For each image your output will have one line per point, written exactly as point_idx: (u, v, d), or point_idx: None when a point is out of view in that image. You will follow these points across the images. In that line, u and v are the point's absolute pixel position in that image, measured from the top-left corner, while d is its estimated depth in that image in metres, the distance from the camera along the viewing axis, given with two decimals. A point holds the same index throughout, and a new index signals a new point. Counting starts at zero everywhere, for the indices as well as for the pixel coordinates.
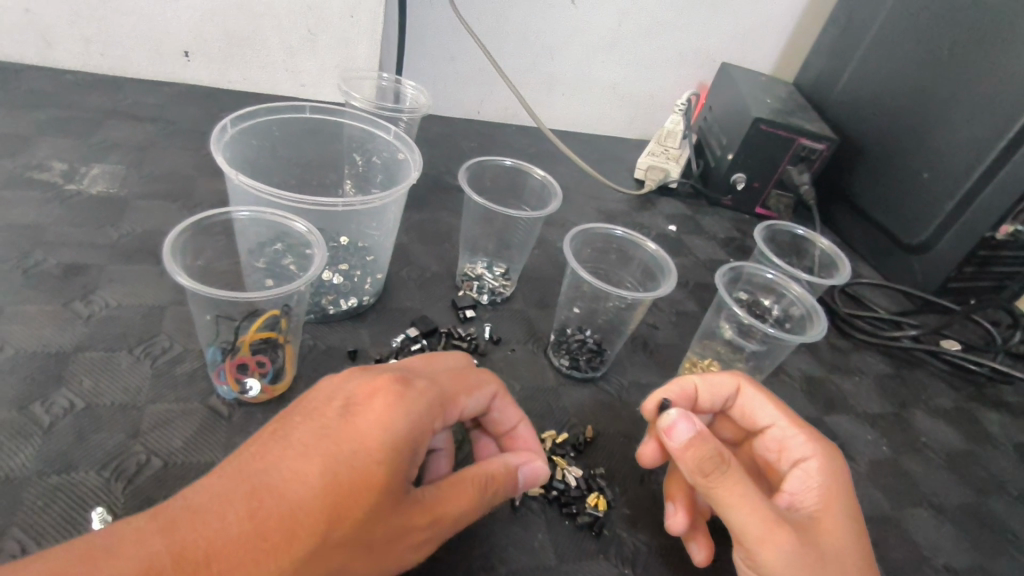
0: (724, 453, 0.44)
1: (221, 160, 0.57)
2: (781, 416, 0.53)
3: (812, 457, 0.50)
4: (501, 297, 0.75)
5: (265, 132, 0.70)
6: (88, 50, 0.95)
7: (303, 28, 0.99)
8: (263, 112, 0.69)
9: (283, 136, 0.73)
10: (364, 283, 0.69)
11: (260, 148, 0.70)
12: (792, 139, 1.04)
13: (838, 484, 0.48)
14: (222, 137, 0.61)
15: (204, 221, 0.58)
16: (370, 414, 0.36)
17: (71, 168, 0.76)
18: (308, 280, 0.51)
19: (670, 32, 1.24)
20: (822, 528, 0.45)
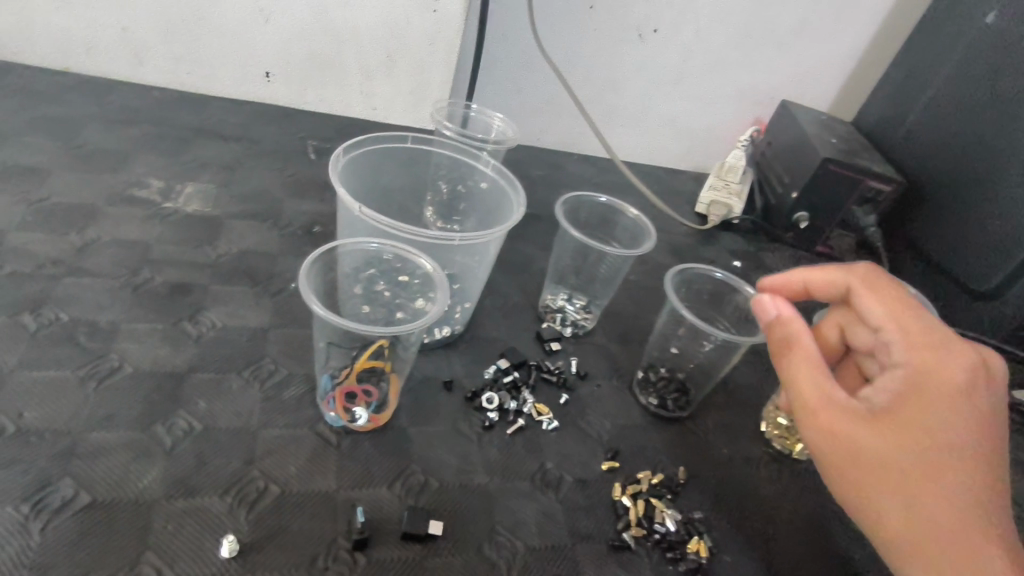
0: (790, 341, 0.44)
1: (342, 191, 0.59)
2: (887, 315, 0.42)
3: (907, 352, 0.40)
4: (583, 330, 0.76)
5: (368, 161, 0.71)
6: (176, 69, 0.97)
7: (382, 54, 1.00)
8: (369, 142, 0.71)
9: (383, 165, 0.74)
10: (455, 312, 0.68)
11: (363, 176, 0.71)
12: (858, 180, 1.04)
13: (932, 387, 0.38)
14: (337, 165, 0.63)
15: (329, 249, 0.58)
16: None
17: (168, 186, 0.77)
18: (441, 315, 0.53)
19: (732, 69, 1.25)
20: (877, 432, 0.38)
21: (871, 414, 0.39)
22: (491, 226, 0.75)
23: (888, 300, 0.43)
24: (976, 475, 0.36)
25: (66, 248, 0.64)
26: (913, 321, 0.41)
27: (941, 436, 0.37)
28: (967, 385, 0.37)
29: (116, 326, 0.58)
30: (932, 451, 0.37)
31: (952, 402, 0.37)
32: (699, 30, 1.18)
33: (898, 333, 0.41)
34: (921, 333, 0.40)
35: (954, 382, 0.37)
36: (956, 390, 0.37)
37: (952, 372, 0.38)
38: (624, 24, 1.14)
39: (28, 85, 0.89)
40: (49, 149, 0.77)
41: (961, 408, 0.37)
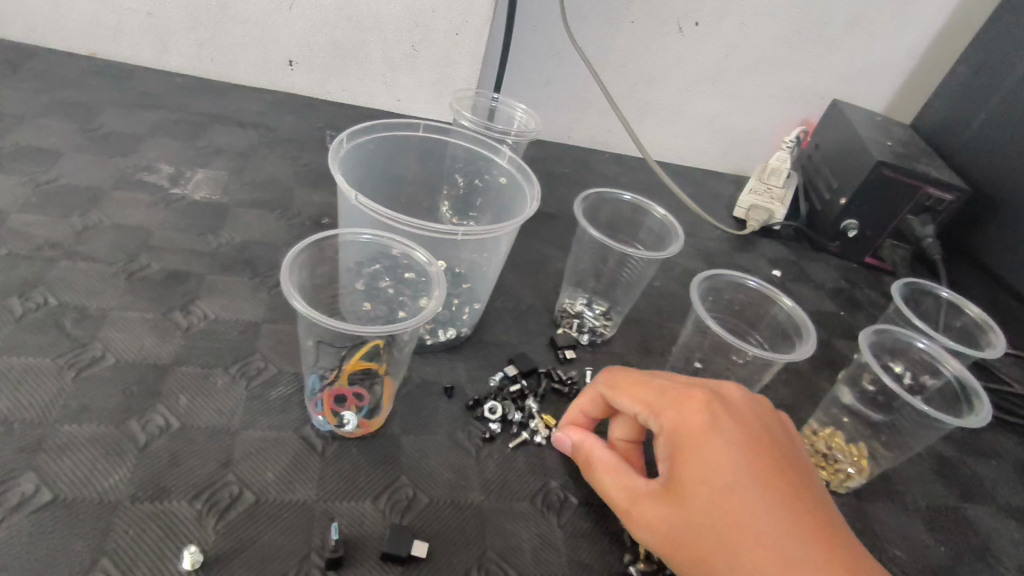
0: (592, 461, 0.47)
1: (341, 179, 0.55)
2: (632, 403, 0.45)
3: (660, 423, 0.43)
4: (601, 338, 0.70)
5: (377, 149, 0.67)
6: (199, 55, 0.96)
7: (406, 43, 0.97)
8: (379, 129, 0.67)
9: (395, 154, 0.71)
10: (462, 313, 0.64)
11: (371, 165, 0.67)
12: (917, 187, 0.95)
13: (693, 430, 0.41)
14: (339, 152, 0.59)
15: (322, 240, 0.54)
16: None
17: (177, 172, 0.75)
18: (435, 316, 0.48)
19: (778, 66, 1.17)
20: (675, 501, 0.39)
21: (663, 491, 0.40)
22: (506, 222, 0.70)
23: (630, 385, 0.46)
24: (767, 486, 0.38)
25: (66, 231, 0.62)
26: (657, 390, 0.44)
27: (727, 475, 0.38)
28: (716, 422, 0.41)
29: (105, 314, 0.55)
30: (722, 493, 0.38)
31: (713, 436, 0.40)
32: (744, 24, 1.11)
33: (647, 410, 0.44)
34: (670, 397, 0.43)
35: (706, 419, 0.41)
36: (708, 425, 0.41)
37: (698, 415, 0.41)
38: (662, 16, 1.07)
39: (52, 68, 0.89)
40: (63, 131, 0.76)
41: (723, 440, 0.40)
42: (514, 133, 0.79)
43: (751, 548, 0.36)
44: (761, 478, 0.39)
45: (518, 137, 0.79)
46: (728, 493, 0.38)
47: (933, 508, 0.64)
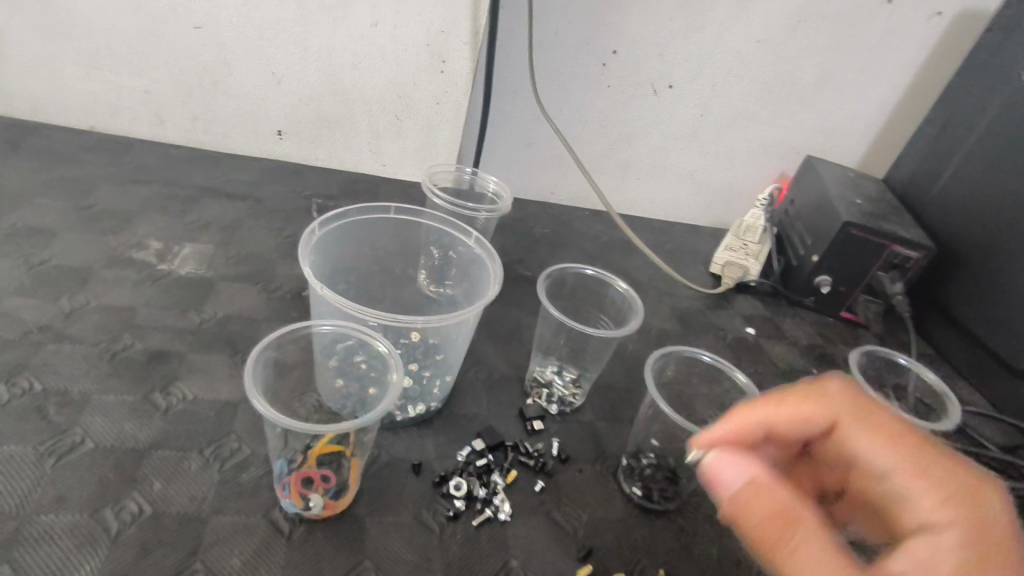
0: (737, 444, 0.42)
1: (308, 273, 0.56)
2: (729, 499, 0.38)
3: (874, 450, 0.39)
4: (570, 407, 0.72)
5: (350, 232, 0.69)
6: (192, 128, 1.01)
7: (390, 113, 1.02)
8: (351, 213, 0.68)
9: (367, 234, 0.72)
10: (432, 387, 0.67)
11: (342, 247, 0.69)
12: (884, 246, 0.98)
13: (940, 491, 0.35)
14: (309, 245, 0.60)
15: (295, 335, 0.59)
16: None
17: (165, 248, 0.79)
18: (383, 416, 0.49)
19: (752, 126, 1.21)
20: None
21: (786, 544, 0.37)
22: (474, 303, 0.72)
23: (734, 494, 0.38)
24: None
25: (55, 313, 0.66)
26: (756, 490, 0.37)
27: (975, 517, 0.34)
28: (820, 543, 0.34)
29: (87, 398, 0.58)
30: None
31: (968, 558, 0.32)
32: (716, 88, 1.16)
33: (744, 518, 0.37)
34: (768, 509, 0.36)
35: (950, 493, 0.35)
36: (934, 466, 0.37)
37: (786, 522, 0.35)
38: (637, 81, 1.13)
39: (52, 145, 0.93)
40: (58, 210, 0.80)
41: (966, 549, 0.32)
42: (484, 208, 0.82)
43: None
44: None
45: (490, 212, 0.82)
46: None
47: None
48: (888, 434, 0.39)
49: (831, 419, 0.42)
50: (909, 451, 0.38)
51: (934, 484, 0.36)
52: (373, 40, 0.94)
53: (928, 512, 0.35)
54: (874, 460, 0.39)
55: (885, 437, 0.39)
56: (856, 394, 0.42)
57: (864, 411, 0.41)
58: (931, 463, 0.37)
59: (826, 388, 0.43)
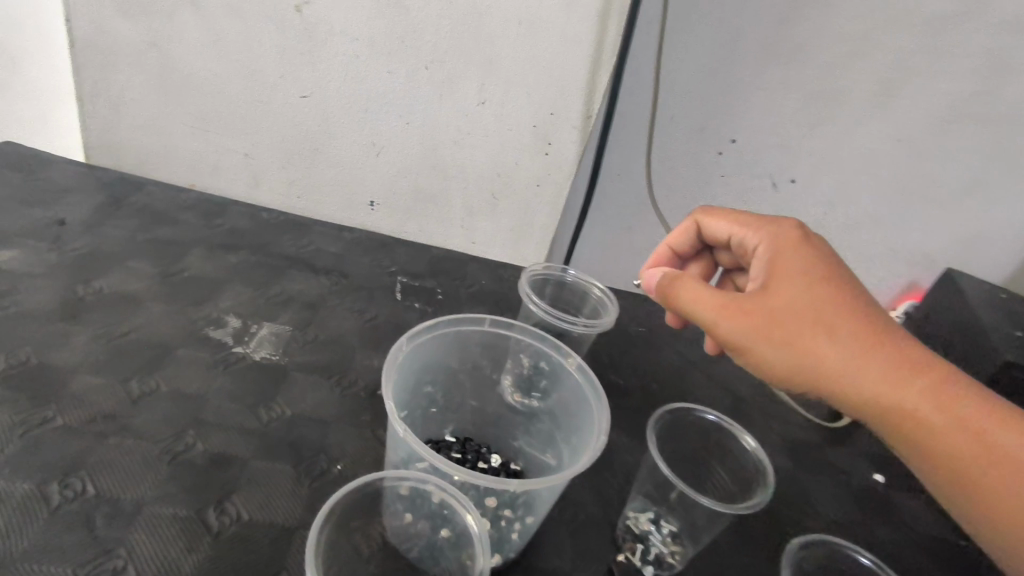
0: (680, 277, 0.56)
1: (392, 411, 0.48)
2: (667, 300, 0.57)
3: (748, 321, 0.51)
4: (668, 569, 0.60)
5: (437, 347, 0.61)
6: (288, 193, 0.99)
7: (487, 192, 0.97)
8: (439, 326, 0.60)
9: (455, 348, 0.64)
10: (511, 534, 0.57)
11: (427, 363, 0.61)
12: None
13: (839, 311, 0.49)
14: (392, 371, 0.52)
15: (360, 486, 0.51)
16: (909, 392, 0.47)
17: (243, 326, 0.75)
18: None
19: (883, 228, 1.08)
20: (784, 348, 0.50)
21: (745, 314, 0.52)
22: (575, 433, 0.59)
23: (682, 296, 0.56)
24: (826, 333, 0.49)
25: (123, 399, 0.62)
26: (697, 298, 0.54)
27: (839, 281, 0.51)
28: (750, 308, 0.52)
29: (138, 509, 0.53)
30: (817, 340, 0.49)
31: (879, 341, 0.49)
32: (845, 186, 1.04)
33: (708, 316, 0.53)
34: (715, 306, 0.53)
35: (854, 292, 0.51)
36: (800, 279, 0.52)
37: (717, 302, 0.53)
38: (754, 173, 1.04)
39: (153, 203, 0.93)
40: (146, 275, 0.78)
41: (882, 333, 0.49)
42: (580, 321, 0.73)
43: (844, 358, 0.48)
44: (824, 335, 0.49)
45: (590, 326, 0.73)
46: (762, 309, 0.51)
47: None
48: (755, 298, 0.52)
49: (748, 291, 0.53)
50: (772, 280, 0.53)
51: (831, 293, 0.50)
52: (478, 119, 0.90)
53: (842, 362, 0.48)
54: (724, 233, 0.66)
55: (790, 258, 0.54)
56: (699, 283, 0.56)
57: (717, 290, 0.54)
58: (752, 218, 0.63)
59: (690, 283, 0.56)
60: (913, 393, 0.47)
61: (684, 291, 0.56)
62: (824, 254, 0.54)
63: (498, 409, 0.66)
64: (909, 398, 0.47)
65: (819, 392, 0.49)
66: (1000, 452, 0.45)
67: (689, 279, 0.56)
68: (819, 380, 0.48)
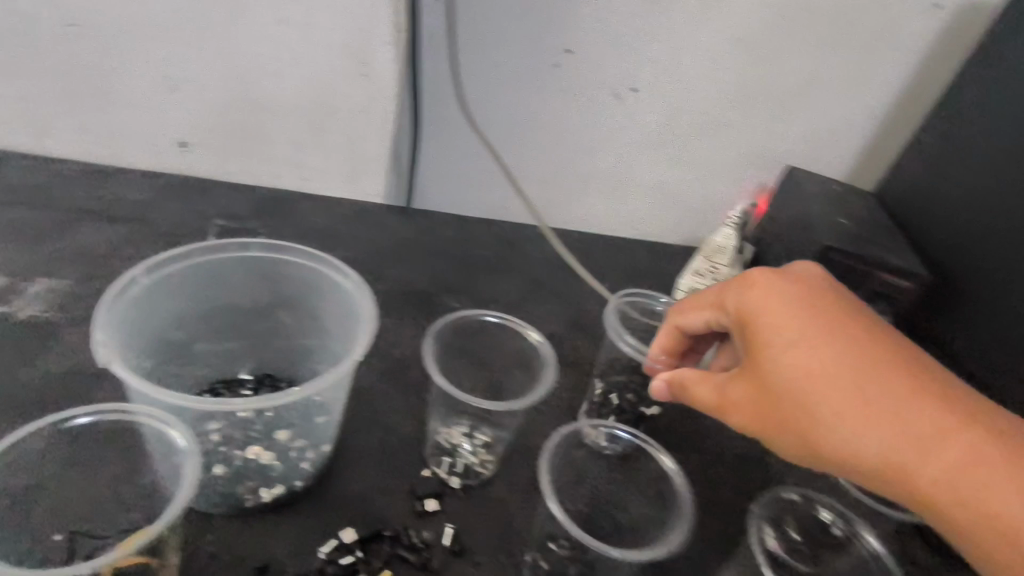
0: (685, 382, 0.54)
1: (96, 344, 0.44)
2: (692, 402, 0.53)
3: (750, 414, 0.48)
4: (477, 479, 0.60)
5: (195, 277, 0.56)
6: (85, 141, 0.89)
7: (309, 122, 0.90)
8: (194, 253, 0.54)
9: (228, 278, 0.58)
10: (301, 463, 0.55)
11: (186, 295, 0.56)
12: (872, 273, 0.87)
13: (836, 378, 0.44)
14: (115, 304, 0.48)
15: (70, 426, 0.47)
16: (906, 429, 0.43)
17: (12, 285, 0.67)
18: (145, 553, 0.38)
19: (730, 133, 1.06)
20: (784, 423, 0.46)
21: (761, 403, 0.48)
22: (352, 342, 0.54)
23: (708, 402, 0.52)
24: (808, 398, 0.45)
25: None
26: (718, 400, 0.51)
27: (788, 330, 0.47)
28: (760, 390, 0.48)
29: None
30: (807, 408, 0.45)
31: (876, 377, 0.44)
32: (688, 90, 1.00)
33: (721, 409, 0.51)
34: (739, 405, 0.49)
35: (872, 357, 0.45)
36: (801, 329, 0.47)
37: (737, 400, 0.49)
38: (596, 84, 0.97)
39: None
40: None
41: (872, 363, 0.45)
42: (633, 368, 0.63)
43: (829, 414, 0.44)
44: (806, 400, 0.45)
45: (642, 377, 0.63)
46: (775, 390, 0.46)
47: None
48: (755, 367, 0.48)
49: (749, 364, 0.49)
50: (756, 344, 0.48)
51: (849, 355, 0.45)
52: (281, 38, 0.83)
53: (841, 429, 0.44)
54: (699, 325, 0.57)
55: (815, 329, 0.46)
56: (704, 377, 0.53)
57: (716, 379, 0.52)
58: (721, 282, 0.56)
59: (697, 381, 0.53)
60: (902, 435, 0.43)
61: (706, 391, 0.52)
62: (811, 295, 0.49)
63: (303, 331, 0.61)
64: (884, 444, 0.43)
65: (824, 464, 0.45)
66: (973, 492, 0.41)
67: (688, 379, 0.54)
68: (815, 450, 0.45)
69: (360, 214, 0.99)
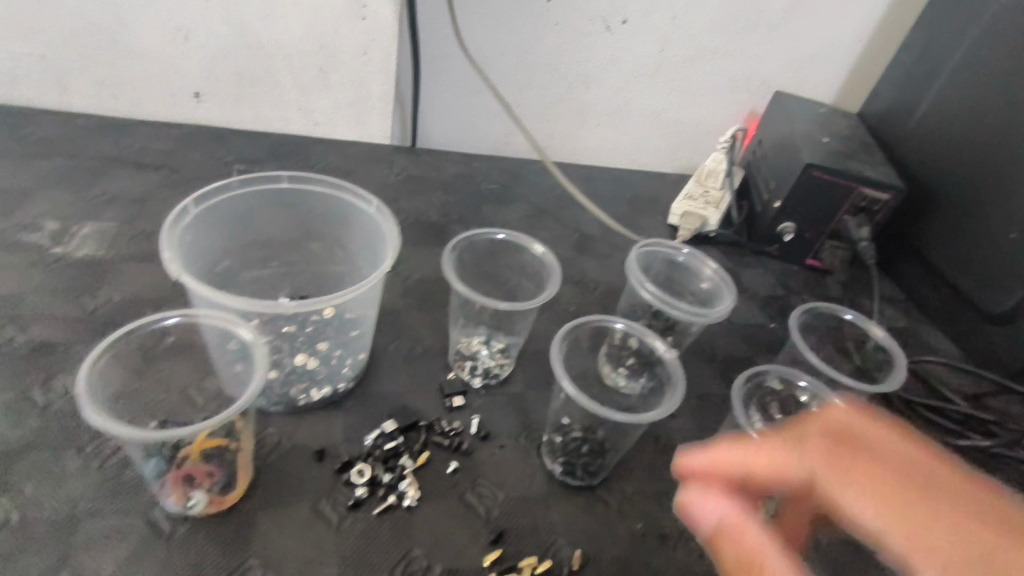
0: (733, 441, 0.42)
1: (167, 260, 0.50)
2: (706, 462, 0.42)
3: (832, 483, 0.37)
4: (496, 379, 0.68)
5: (234, 211, 0.61)
6: (101, 94, 0.93)
7: (314, 67, 0.94)
8: (230, 187, 0.60)
9: (262, 210, 0.63)
10: (342, 367, 0.63)
11: (227, 229, 0.61)
12: (851, 188, 0.91)
13: (909, 506, 0.34)
14: (174, 231, 0.53)
15: (145, 346, 0.55)
16: (984, 559, 0.30)
17: (62, 228, 0.74)
18: (240, 416, 0.45)
19: (719, 60, 1.09)
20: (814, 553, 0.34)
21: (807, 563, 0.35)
22: (379, 260, 0.60)
23: (729, 480, 0.41)
24: (877, 513, 0.34)
25: None
26: (734, 480, 0.40)
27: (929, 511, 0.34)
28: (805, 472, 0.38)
29: None
30: None
31: (955, 508, 0.33)
32: (678, 19, 1.03)
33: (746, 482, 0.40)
34: (766, 469, 0.40)
35: (948, 479, 0.35)
36: (877, 512, 0.35)
37: (745, 477, 0.40)
38: (586, 17, 1.01)
39: None
40: None
41: (948, 495, 0.34)
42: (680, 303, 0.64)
43: (895, 526, 0.34)
44: (865, 521, 0.35)
45: (692, 314, 0.64)
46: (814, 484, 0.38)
47: None
48: (828, 472, 0.37)
49: (805, 478, 0.39)
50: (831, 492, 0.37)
51: (926, 480, 0.35)
52: None
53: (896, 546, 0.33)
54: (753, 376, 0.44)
55: (869, 481, 0.36)
56: (732, 446, 0.41)
57: (754, 444, 0.41)
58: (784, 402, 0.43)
59: (725, 454, 0.41)
60: (991, 558, 0.30)
61: (732, 463, 0.41)
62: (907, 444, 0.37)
63: (332, 258, 0.66)
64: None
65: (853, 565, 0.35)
66: None
67: (717, 450, 0.42)
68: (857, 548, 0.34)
69: (369, 155, 1.04)
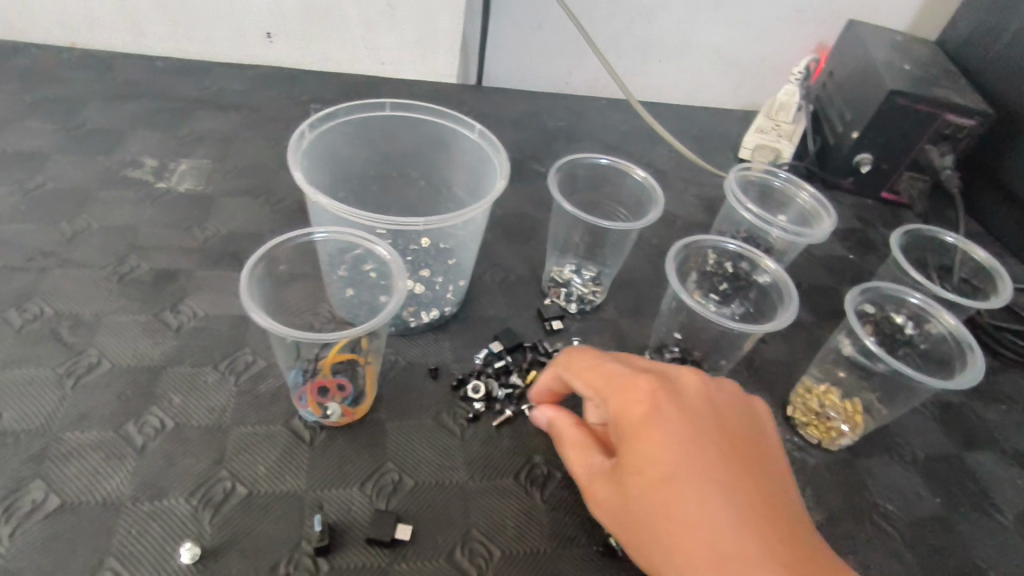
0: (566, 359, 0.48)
1: (298, 176, 0.52)
2: (547, 381, 0.49)
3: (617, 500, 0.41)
4: (590, 305, 0.70)
5: (344, 138, 0.62)
6: (175, 35, 0.94)
7: (382, 2, 0.93)
8: (339, 114, 0.60)
9: (366, 139, 0.64)
10: (445, 291, 0.64)
11: (337, 156, 0.62)
12: (935, 114, 0.88)
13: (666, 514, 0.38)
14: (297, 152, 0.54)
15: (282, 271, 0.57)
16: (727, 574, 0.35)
17: (162, 165, 0.76)
18: (389, 319, 0.46)
19: None
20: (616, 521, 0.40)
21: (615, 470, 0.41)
22: (484, 195, 0.61)
23: (558, 388, 0.48)
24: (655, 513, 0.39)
25: (58, 237, 0.64)
26: (560, 379, 0.48)
27: (632, 431, 0.40)
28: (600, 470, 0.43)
29: (98, 319, 0.58)
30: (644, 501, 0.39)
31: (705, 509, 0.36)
32: None
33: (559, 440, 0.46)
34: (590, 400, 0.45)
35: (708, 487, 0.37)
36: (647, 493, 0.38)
37: (563, 374, 0.47)
38: None
39: (36, 65, 0.89)
40: (48, 132, 0.78)
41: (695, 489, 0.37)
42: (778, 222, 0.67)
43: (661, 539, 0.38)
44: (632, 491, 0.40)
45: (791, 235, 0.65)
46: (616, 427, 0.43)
47: (932, 459, 0.64)
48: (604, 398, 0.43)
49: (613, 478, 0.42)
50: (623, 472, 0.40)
51: (688, 408, 0.41)
52: None
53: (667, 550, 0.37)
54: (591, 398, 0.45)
55: (591, 376, 0.44)
56: (556, 387, 0.48)
57: (557, 368, 0.48)
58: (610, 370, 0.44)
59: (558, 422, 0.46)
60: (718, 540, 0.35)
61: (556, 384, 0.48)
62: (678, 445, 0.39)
63: (434, 185, 0.68)
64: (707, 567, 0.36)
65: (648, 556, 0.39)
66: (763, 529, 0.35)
67: (550, 388, 0.49)
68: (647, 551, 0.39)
69: (436, 94, 1.04)
